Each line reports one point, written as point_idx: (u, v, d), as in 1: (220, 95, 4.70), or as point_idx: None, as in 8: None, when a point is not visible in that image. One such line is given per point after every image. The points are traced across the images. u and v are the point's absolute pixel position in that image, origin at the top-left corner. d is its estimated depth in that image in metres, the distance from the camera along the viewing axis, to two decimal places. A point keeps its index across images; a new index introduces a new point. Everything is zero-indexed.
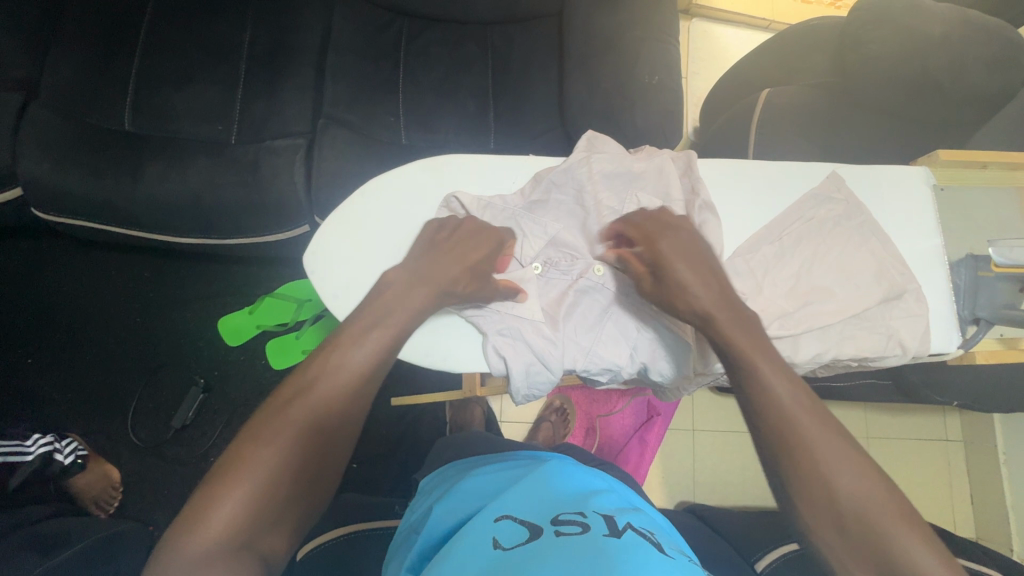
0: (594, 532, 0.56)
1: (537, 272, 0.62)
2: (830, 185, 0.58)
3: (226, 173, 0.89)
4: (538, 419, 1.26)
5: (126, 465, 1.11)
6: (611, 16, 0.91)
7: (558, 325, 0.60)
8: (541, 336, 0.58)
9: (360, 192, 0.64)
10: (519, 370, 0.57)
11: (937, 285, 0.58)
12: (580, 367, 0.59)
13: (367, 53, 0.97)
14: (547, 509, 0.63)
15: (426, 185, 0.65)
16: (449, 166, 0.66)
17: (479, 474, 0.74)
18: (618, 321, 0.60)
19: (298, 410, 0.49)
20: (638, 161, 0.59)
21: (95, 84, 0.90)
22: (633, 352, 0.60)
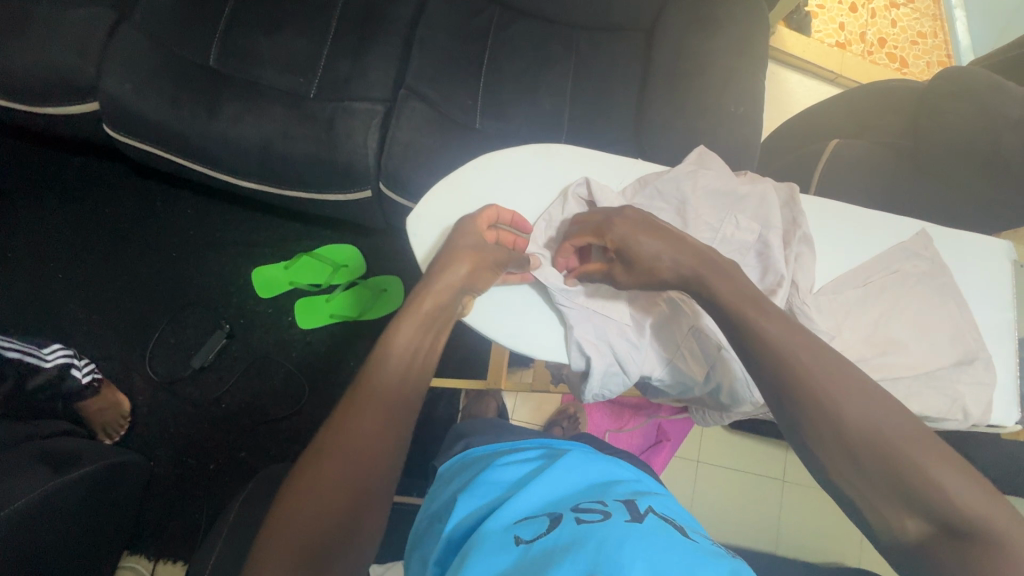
0: (616, 518, 0.55)
1: None
2: (918, 242, 0.59)
3: (301, 125, 0.89)
4: (549, 422, 1.26)
5: (137, 397, 1.10)
6: (705, 42, 0.91)
7: (642, 331, 0.61)
8: (623, 340, 0.60)
9: (473, 164, 0.65)
10: (599, 370, 0.60)
11: (1006, 358, 0.58)
12: (654, 376, 0.61)
13: (456, 34, 0.98)
14: (568, 498, 0.62)
15: (537, 168, 0.67)
16: (562, 157, 0.67)
17: (499, 462, 0.73)
18: (705, 337, 0.60)
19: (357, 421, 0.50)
20: (743, 184, 0.58)
21: (188, 16, 0.90)
22: (711, 372, 0.60)
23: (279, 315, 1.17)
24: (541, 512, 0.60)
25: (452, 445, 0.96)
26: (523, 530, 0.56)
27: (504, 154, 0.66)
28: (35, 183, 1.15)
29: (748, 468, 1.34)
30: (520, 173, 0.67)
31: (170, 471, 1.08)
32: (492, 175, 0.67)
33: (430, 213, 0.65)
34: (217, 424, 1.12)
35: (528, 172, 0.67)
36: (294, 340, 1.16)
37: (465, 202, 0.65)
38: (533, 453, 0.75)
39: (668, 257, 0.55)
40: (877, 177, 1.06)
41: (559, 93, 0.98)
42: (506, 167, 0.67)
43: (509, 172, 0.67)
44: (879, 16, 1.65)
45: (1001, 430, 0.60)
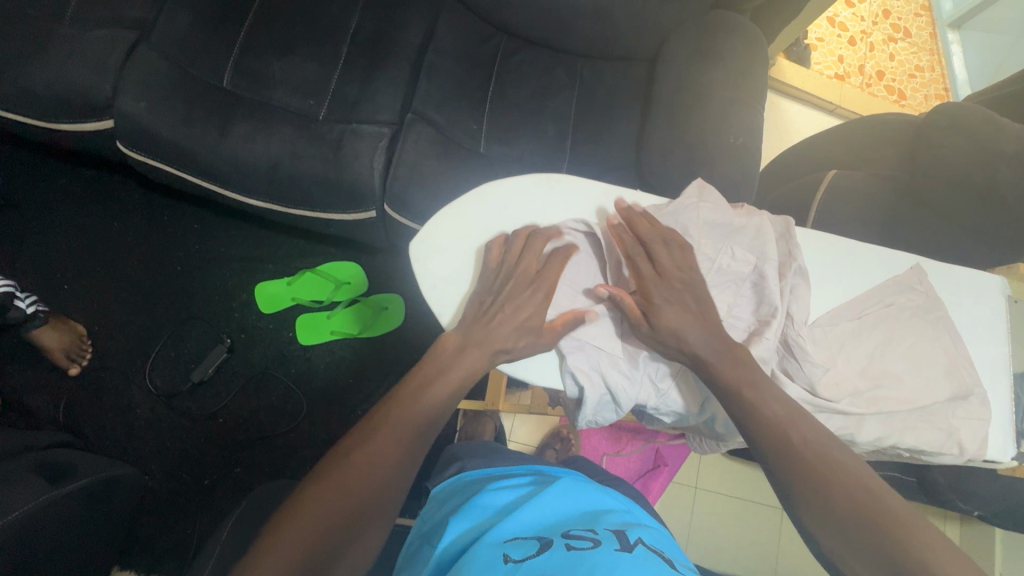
0: (605, 546, 0.55)
1: None
2: (913, 277, 0.59)
3: (309, 146, 0.91)
4: (543, 444, 1.25)
5: (135, 409, 1.10)
6: (705, 73, 0.94)
7: (636, 363, 0.61)
8: (618, 371, 0.60)
9: (477, 192, 0.67)
10: (593, 399, 0.59)
11: (1002, 393, 0.59)
12: (650, 405, 0.61)
13: (463, 60, 1.01)
14: (559, 524, 0.62)
15: (539, 196, 0.68)
16: (564, 185, 0.68)
17: (492, 487, 0.73)
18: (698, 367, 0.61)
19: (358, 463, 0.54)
20: (740, 216, 0.60)
21: (204, 38, 0.93)
22: (705, 402, 0.60)
23: (279, 331, 1.17)
24: (531, 534, 0.60)
25: (444, 467, 0.95)
26: (513, 549, 0.56)
27: (508, 182, 0.68)
28: (45, 195, 1.17)
29: (747, 496, 1.33)
30: (523, 201, 0.68)
31: (164, 485, 1.08)
32: (495, 202, 0.68)
33: (436, 236, 0.65)
34: (213, 440, 1.12)
35: (530, 198, 0.68)
36: (293, 356, 1.17)
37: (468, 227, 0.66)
38: (528, 478, 0.75)
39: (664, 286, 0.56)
40: (873, 208, 1.07)
41: (562, 120, 1.01)
42: (510, 194, 0.68)
43: (514, 198, 0.68)
44: (877, 50, 1.68)
45: (998, 465, 0.60)
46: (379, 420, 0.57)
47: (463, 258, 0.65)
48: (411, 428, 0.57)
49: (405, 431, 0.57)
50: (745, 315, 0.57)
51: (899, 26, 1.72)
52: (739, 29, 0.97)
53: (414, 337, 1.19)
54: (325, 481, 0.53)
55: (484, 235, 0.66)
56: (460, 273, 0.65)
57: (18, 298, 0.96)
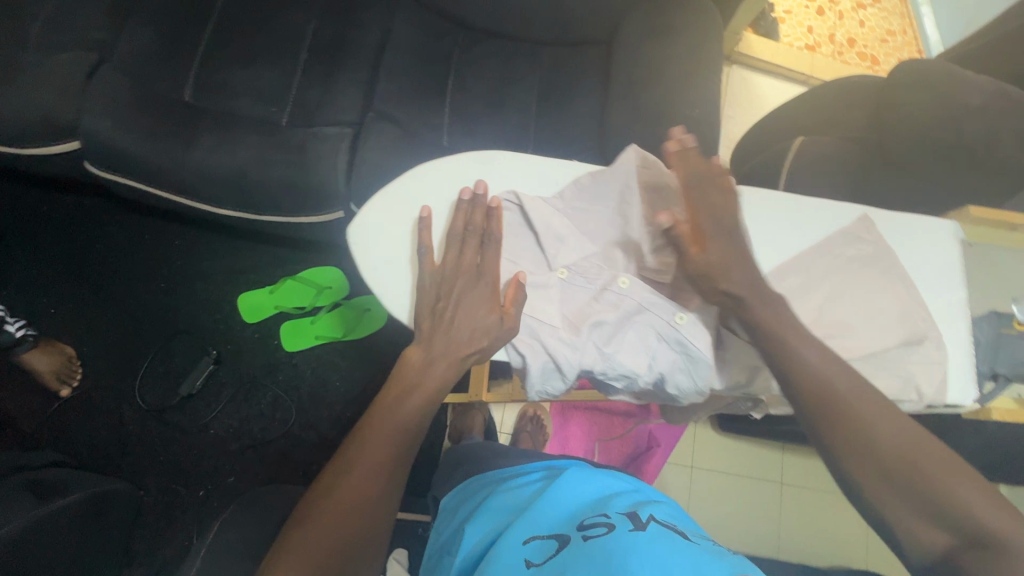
0: (619, 530, 0.55)
1: (561, 276, 0.63)
2: (860, 227, 0.59)
3: (274, 152, 0.93)
4: (516, 429, 1.25)
5: (128, 426, 1.12)
6: (659, 51, 0.94)
7: (578, 330, 0.61)
8: (562, 343, 0.60)
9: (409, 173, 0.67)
10: (536, 366, 0.60)
11: (959, 337, 0.59)
12: (597, 370, 0.61)
13: (420, 55, 1.01)
14: (574, 514, 0.62)
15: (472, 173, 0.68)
16: (501, 160, 0.68)
17: (504, 487, 0.73)
18: (642, 328, 0.61)
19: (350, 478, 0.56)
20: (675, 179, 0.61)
21: (164, 55, 0.95)
22: (651, 361, 0.61)
23: (264, 339, 1.18)
24: (546, 527, 0.61)
25: (451, 471, 0.97)
26: (533, 552, 0.58)
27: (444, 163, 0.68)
28: (28, 223, 1.19)
29: (745, 471, 1.32)
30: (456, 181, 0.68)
31: (160, 498, 1.09)
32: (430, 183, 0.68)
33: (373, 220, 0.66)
34: (206, 452, 1.13)
35: (467, 177, 0.68)
36: (280, 363, 1.18)
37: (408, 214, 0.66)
38: (539, 470, 0.76)
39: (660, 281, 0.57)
40: (844, 173, 1.07)
41: (524, 108, 1.01)
42: (446, 175, 0.68)
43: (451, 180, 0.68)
44: (847, 18, 1.68)
45: (962, 409, 0.60)
46: (359, 438, 0.59)
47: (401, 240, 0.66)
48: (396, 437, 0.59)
49: (396, 434, 0.59)
50: (683, 273, 0.59)
51: None
52: (691, 3, 0.97)
53: (398, 335, 1.20)
54: (326, 497, 0.55)
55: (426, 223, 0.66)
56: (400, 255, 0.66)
57: (9, 323, 0.99)
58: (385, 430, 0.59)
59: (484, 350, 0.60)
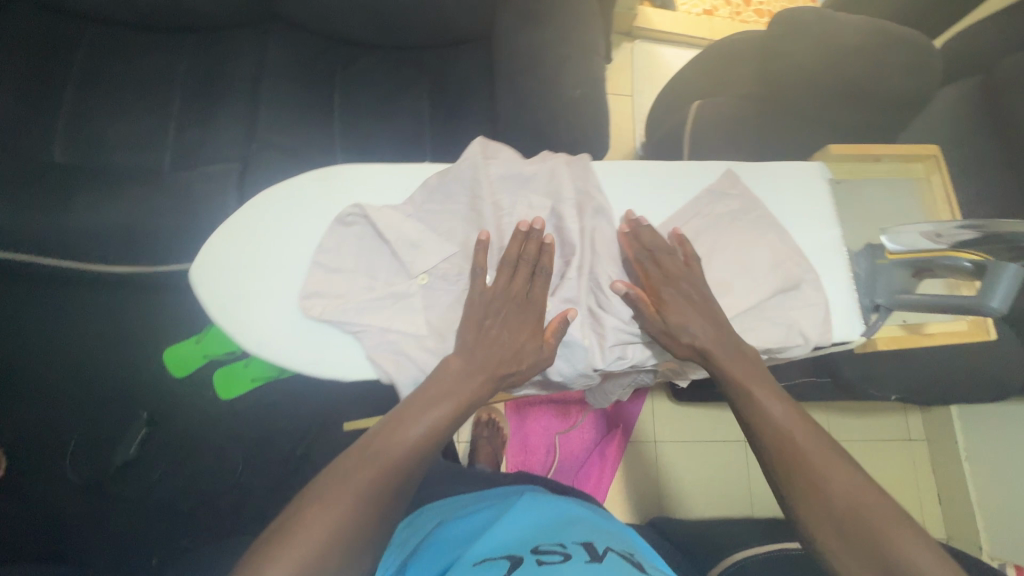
0: (576, 559, 0.54)
1: (423, 282, 0.51)
2: (726, 183, 0.59)
3: (159, 200, 0.89)
4: (474, 436, 1.23)
5: (64, 506, 1.07)
6: (537, 34, 0.92)
7: (446, 338, 0.49)
8: (425, 350, 0.48)
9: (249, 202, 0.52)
10: (404, 384, 0.49)
11: (837, 275, 0.59)
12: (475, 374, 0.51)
13: (299, 77, 0.98)
14: (527, 541, 0.60)
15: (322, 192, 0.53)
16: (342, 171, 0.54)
17: (451, 521, 0.70)
18: (518, 322, 0.51)
19: (383, 453, 0.46)
20: (531, 163, 0.55)
21: (22, 114, 0.89)
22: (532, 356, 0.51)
23: (195, 392, 1.13)
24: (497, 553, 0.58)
25: None
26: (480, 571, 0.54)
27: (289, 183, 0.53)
28: None
29: (707, 436, 1.33)
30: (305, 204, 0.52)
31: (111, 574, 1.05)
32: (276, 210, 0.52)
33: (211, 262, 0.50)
34: (155, 518, 1.08)
35: (301, 194, 0.53)
36: (218, 412, 1.14)
37: (221, 250, 0.50)
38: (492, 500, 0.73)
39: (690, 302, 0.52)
40: (743, 129, 1.08)
41: (416, 115, 1.00)
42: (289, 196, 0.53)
43: (281, 202, 0.52)
44: None
45: (852, 345, 0.60)
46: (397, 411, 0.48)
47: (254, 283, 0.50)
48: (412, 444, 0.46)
49: (420, 436, 0.47)
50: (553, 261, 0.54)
51: None
52: None
53: None
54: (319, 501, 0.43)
55: (249, 259, 0.50)
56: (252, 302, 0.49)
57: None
58: (412, 430, 0.47)
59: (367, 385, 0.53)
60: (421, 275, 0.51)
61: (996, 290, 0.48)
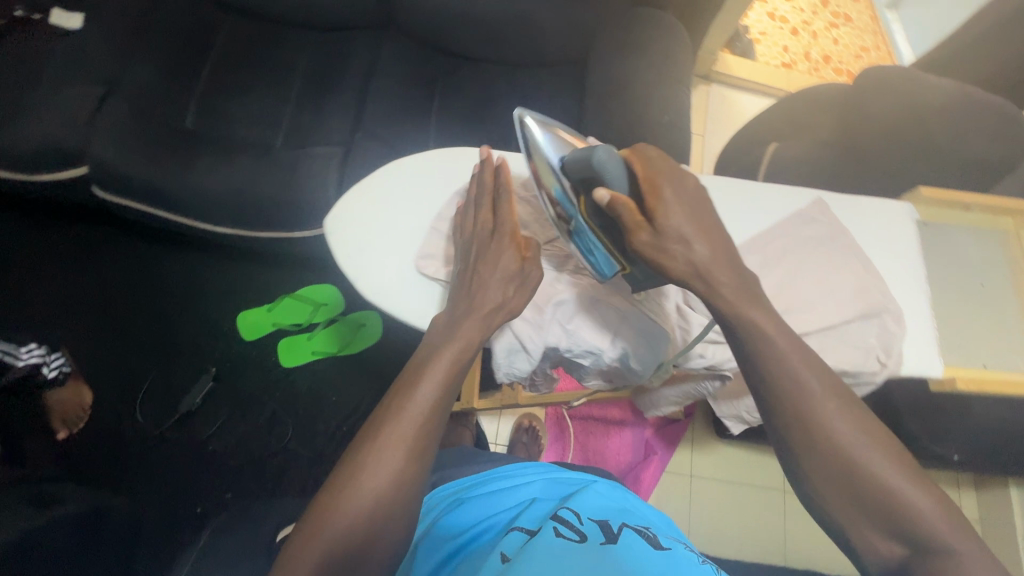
0: (591, 541, 0.57)
1: None
2: (816, 209, 0.62)
3: (268, 173, 0.98)
4: (512, 440, 1.25)
5: (129, 426, 1.14)
6: (628, 64, 0.98)
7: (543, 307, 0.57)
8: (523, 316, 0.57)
9: (385, 168, 0.65)
10: (502, 343, 0.56)
11: (919, 309, 0.60)
12: (562, 346, 0.57)
13: (406, 81, 1.07)
14: (544, 511, 0.65)
15: (442, 169, 0.66)
16: (468, 159, 0.67)
17: (480, 483, 0.73)
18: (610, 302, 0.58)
19: (394, 431, 0.49)
20: None
21: (164, 86, 1.01)
22: (618, 338, 0.57)
23: (257, 361, 1.21)
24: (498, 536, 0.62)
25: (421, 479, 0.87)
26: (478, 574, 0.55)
27: (413, 157, 0.66)
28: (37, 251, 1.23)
29: (743, 479, 1.29)
30: (428, 174, 0.66)
31: (159, 517, 1.09)
32: (404, 178, 0.65)
33: (350, 215, 0.63)
34: (202, 471, 1.14)
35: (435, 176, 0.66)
36: (278, 381, 1.21)
37: (367, 218, 0.63)
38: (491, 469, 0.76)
39: (670, 211, 0.50)
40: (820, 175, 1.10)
41: (505, 124, 1.06)
42: (412, 169, 0.66)
43: (414, 176, 0.65)
44: (820, 36, 1.76)
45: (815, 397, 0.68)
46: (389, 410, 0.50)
47: (379, 230, 0.63)
48: (442, 394, 0.50)
49: (431, 403, 0.50)
50: None
51: (839, 14, 1.81)
52: (655, 23, 1.03)
53: (391, 353, 1.24)
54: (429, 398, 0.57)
55: (386, 228, 0.63)
56: (374, 245, 0.62)
57: (45, 366, 1.00)
58: (423, 396, 0.50)
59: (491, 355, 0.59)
60: None
61: (599, 168, 0.50)
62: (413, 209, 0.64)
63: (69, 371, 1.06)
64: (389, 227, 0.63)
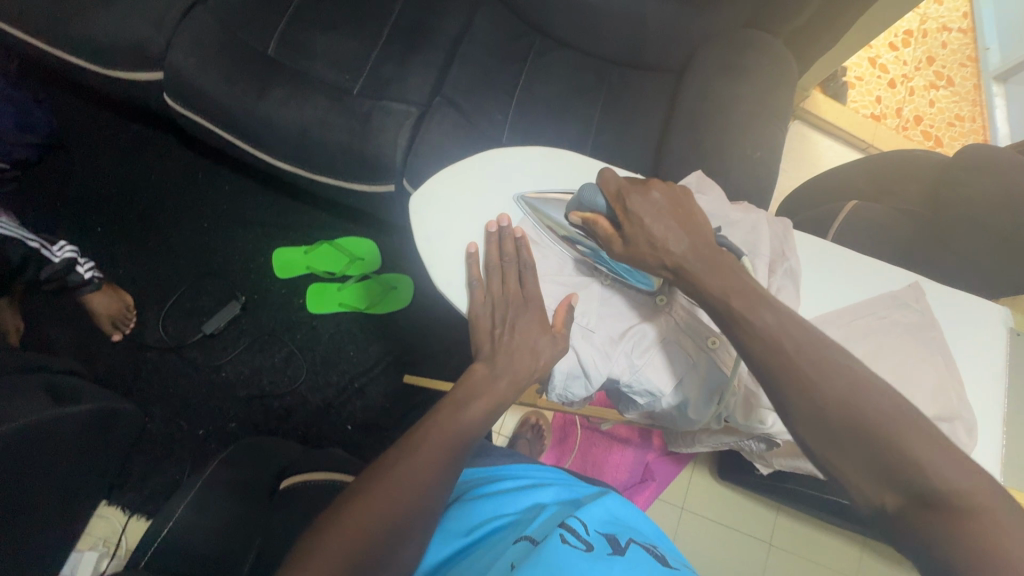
0: (599, 551, 0.53)
1: (604, 281, 0.62)
2: (909, 294, 0.60)
3: (338, 116, 0.95)
4: (515, 434, 1.24)
5: (150, 334, 1.15)
6: (731, 86, 0.93)
7: (613, 338, 0.58)
8: (591, 345, 0.58)
9: (481, 155, 0.66)
10: (563, 367, 0.58)
11: (993, 425, 0.57)
12: (623, 380, 0.58)
13: (496, 53, 1.03)
14: (549, 518, 0.61)
15: (539, 167, 0.67)
16: (567, 163, 0.68)
17: (488, 487, 0.69)
18: (681, 345, 0.58)
19: (422, 455, 0.55)
20: (736, 209, 0.62)
21: (255, 7, 0.99)
22: (679, 384, 0.57)
23: (284, 299, 1.20)
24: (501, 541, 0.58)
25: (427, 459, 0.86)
26: None
27: (510, 150, 0.67)
28: (97, 144, 1.24)
29: (733, 524, 1.23)
30: (522, 170, 0.67)
31: (163, 429, 1.11)
32: (498, 169, 0.67)
33: (437, 194, 0.64)
34: (210, 395, 1.14)
35: (532, 174, 0.67)
36: (301, 322, 1.20)
37: (461, 209, 0.64)
38: (495, 472, 0.73)
39: (666, 241, 0.54)
40: None
41: (586, 119, 1.01)
42: (507, 162, 0.67)
43: (507, 169, 0.67)
44: (917, 95, 1.68)
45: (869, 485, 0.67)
46: (418, 432, 0.57)
47: (463, 215, 0.64)
48: (474, 428, 0.58)
49: (462, 435, 0.57)
50: None
51: (942, 74, 1.71)
52: (769, 48, 0.97)
53: (416, 321, 1.22)
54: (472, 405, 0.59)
55: (478, 221, 0.64)
56: (455, 229, 0.64)
57: (80, 265, 1.00)
58: (453, 429, 0.57)
59: (541, 367, 0.58)
60: (606, 276, 0.62)
61: (590, 206, 0.59)
62: (501, 201, 0.65)
63: (101, 276, 1.06)
64: (473, 215, 0.64)
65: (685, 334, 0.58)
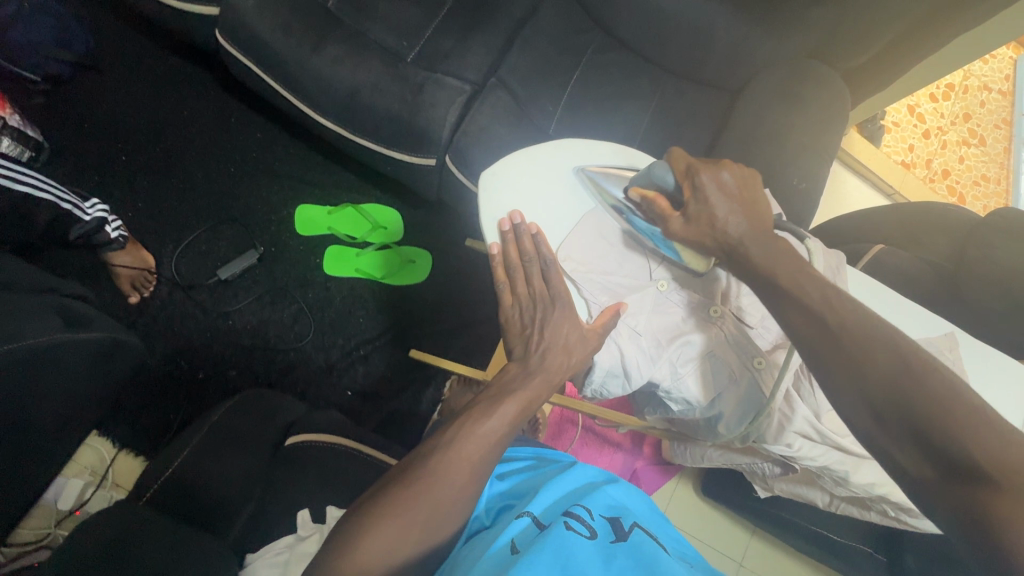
0: (601, 539, 0.53)
1: (660, 287, 0.65)
2: (946, 344, 0.62)
3: (391, 83, 0.94)
4: None
5: (163, 272, 1.14)
6: (786, 113, 0.93)
7: (661, 344, 0.61)
8: (639, 348, 0.60)
9: (556, 144, 0.69)
10: (606, 366, 0.60)
11: None
12: (663, 386, 0.60)
13: (556, 43, 1.02)
14: (553, 499, 0.60)
15: (612, 163, 0.69)
16: (637, 162, 0.70)
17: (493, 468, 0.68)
18: (724, 361, 0.61)
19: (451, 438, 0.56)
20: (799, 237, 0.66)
21: None
22: (716, 398, 0.60)
23: (302, 256, 1.19)
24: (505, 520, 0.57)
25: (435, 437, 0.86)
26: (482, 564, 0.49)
27: (586, 144, 0.70)
28: (131, 70, 1.21)
29: (710, 541, 1.21)
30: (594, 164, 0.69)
31: (161, 367, 1.10)
32: (570, 160, 0.69)
33: (507, 176, 0.66)
34: (215, 341, 1.13)
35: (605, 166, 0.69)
36: (315, 281, 1.19)
37: (531, 193, 0.66)
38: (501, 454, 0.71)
39: (727, 222, 0.55)
40: None
41: (636, 123, 1.01)
42: (580, 155, 0.69)
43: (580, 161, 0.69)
44: (949, 149, 1.69)
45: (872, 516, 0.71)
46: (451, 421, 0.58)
47: (527, 199, 0.66)
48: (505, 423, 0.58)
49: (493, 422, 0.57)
50: (770, 334, 0.62)
51: (976, 133, 1.72)
52: (829, 82, 0.96)
53: (430, 297, 1.22)
54: (496, 397, 0.59)
55: (540, 208, 0.66)
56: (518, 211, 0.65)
57: (108, 224, 0.98)
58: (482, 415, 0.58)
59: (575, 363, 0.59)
60: (662, 284, 0.65)
61: (657, 184, 0.58)
62: (567, 191, 0.67)
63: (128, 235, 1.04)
64: (538, 201, 0.66)
65: (729, 349, 0.61)
